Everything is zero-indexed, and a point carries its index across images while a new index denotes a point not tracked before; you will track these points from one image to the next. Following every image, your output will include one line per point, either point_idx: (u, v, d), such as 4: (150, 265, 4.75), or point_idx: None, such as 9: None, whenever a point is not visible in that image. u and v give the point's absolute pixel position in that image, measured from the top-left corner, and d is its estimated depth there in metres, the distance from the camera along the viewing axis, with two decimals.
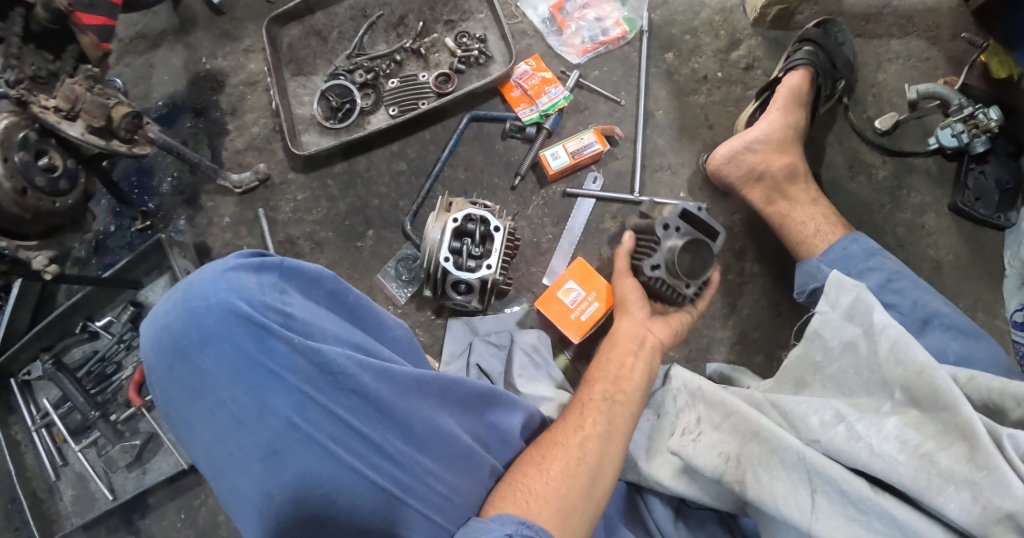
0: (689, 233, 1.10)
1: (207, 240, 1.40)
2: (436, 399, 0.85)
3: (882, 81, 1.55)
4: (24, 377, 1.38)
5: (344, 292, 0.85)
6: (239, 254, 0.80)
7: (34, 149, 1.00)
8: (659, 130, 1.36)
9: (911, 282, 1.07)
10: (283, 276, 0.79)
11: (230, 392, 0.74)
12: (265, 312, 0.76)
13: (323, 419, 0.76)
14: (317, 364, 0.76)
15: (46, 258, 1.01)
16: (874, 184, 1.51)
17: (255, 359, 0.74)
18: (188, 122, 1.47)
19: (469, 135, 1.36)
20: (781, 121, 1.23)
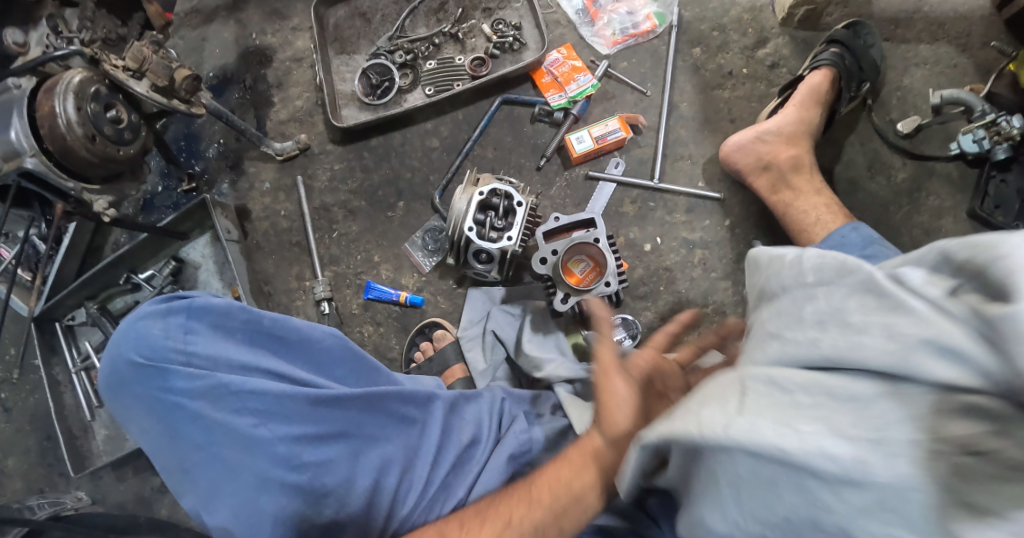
0: (563, 242, 1.16)
1: (247, 203, 1.49)
2: (352, 413, 0.98)
3: (907, 85, 1.58)
4: (69, 321, 1.48)
5: (258, 319, 0.99)
6: (159, 300, 0.98)
7: (104, 102, 1.14)
8: (682, 122, 1.41)
9: None
10: (189, 317, 0.96)
11: (150, 423, 0.95)
12: (169, 354, 0.95)
13: (228, 439, 0.93)
14: (218, 393, 0.94)
15: (105, 203, 1.18)
16: (892, 186, 1.54)
17: (163, 395, 0.94)
18: (236, 93, 1.56)
19: (499, 117, 1.42)
20: (796, 116, 1.29)
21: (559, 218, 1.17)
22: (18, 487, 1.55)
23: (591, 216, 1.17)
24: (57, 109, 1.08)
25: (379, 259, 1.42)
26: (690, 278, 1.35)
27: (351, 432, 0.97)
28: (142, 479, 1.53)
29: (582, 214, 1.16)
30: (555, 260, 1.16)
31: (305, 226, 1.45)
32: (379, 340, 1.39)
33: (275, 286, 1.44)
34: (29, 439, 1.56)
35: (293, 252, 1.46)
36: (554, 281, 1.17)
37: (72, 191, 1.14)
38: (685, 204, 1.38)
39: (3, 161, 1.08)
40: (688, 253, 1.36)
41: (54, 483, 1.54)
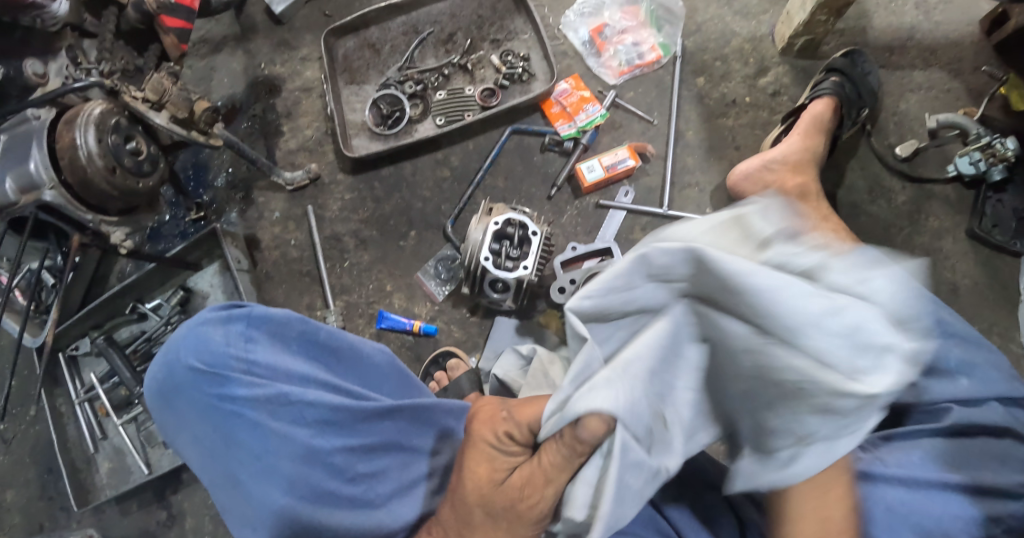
0: (580, 272, 1.17)
1: (257, 232, 1.51)
2: (403, 425, 0.97)
3: (904, 110, 1.62)
4: (72, 351, 1.47)
5: (314, 331, 0.98)
6: (216, 307, 0.98)
7: (124, 133, 1.15)
8: (688, 150, 1.43)
9: None
10: (248, 325, 0.96)
11: (205, 430, 0.94)
12: (228, 362, 0.94)
13: (286, 449, 0.92)
14: (279, 403, 0.93)
15: (122, 234, 1.19)
16: (893, 209, 1.57)
17: (220, 401, 0.93)
18: (245, 122, 1.59)
19: (509, 146, 1.43)
20: (800, 145, 1.32)
21: (577, 247, 1.20)
22: (19, 521, 1.53)
23: (608, 245, 1.19)
24: (78, 140, 1.08)
25: (391, 288, 1.43)
26: None
27: (403, 443, 0.96)
28: (148, 512, 1.51)
29: (599, 243, 1.19)
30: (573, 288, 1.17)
31: (316, 255, 1.46)
32: None
33: None
34: (30, 471, 1.54)
35: (304, 281, 1.47)
36: None
37: (90, 223, 1.14)
38: None
39: (20, 192, 1.08)
40: None
41: (55, 516, 1.52)
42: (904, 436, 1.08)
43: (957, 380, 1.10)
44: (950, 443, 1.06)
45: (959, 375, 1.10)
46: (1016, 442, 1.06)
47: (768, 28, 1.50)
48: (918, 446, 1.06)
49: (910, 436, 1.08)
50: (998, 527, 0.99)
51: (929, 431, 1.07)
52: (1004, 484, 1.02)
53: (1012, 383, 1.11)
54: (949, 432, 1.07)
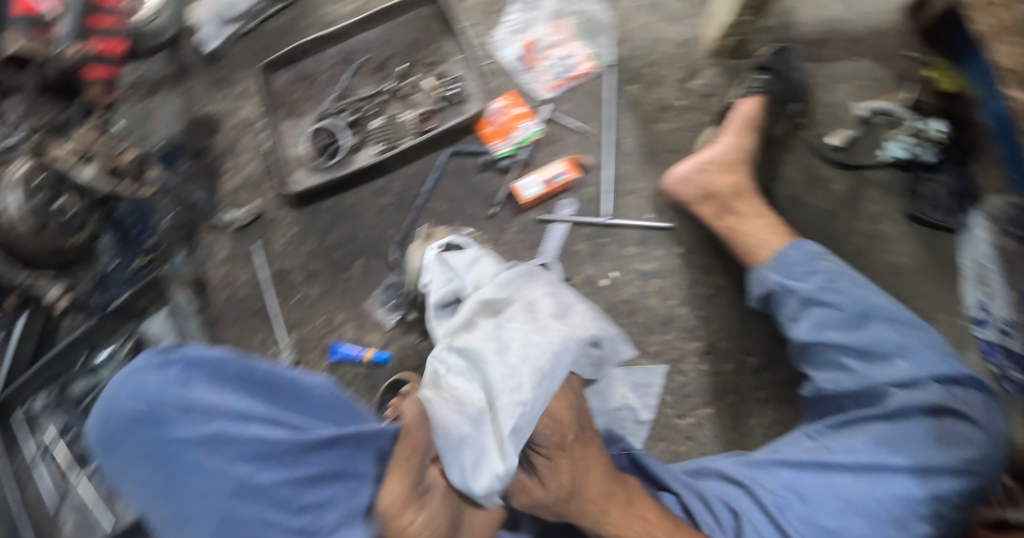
0: None
1: (205, 273, 1.52)
2: (351, 455, 0.84)
3: (834, 101, 1.67)
4: (26, 410, 1.37)
5: (251, 366, 0.85)
6: (152, 349, 0.81)
7: (52, 191, 1.16)
8: (625, 157, 1.45)
9: (850, 280, 1.21)
10: (187, 365, 0.80)
11: (150, 480, 0.75)
12: (164, 403, 0.76)
13: (231, 492, 0.75)
14: (223, 440, 0.76)
15: None
16: (831, 198, 1.61)
17: (160, 446, 0.75)
18: (186, 163, 1.58)
19: (448, 169, 1.45)
20: (733, 144, 1.35)
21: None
22: None
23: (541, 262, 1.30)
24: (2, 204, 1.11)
25: (341, 319, 1.43)
26: (648, 308, 1.40)
27: (356, 475, 0.83)
28: None
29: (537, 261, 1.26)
30: None
31: (266, 292, 1.46)
32: None
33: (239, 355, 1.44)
34: None
35: (255, 319, 1.46)
36: None
37: None
38: (637, 237, 1.42)
39: None
40: (644, 284, 1.40)
41: None
42: (854, 424, 1.15)
43: (895, 362, 1.13)
44: (893, 426, 1.11)
45: (896, 358, 1.13)
46: (956, 418, 1.09)
47: (696, 31, 1.52)
48: (863, 432, 1.12)
49: (856, 423, 1.14)
50: (940, 504, 1.05)
51: (871, 417, 1.13)
52: (946, 462, 1.06)
53: (950, 361, 1.12)
54: (890, 416, 1.12)
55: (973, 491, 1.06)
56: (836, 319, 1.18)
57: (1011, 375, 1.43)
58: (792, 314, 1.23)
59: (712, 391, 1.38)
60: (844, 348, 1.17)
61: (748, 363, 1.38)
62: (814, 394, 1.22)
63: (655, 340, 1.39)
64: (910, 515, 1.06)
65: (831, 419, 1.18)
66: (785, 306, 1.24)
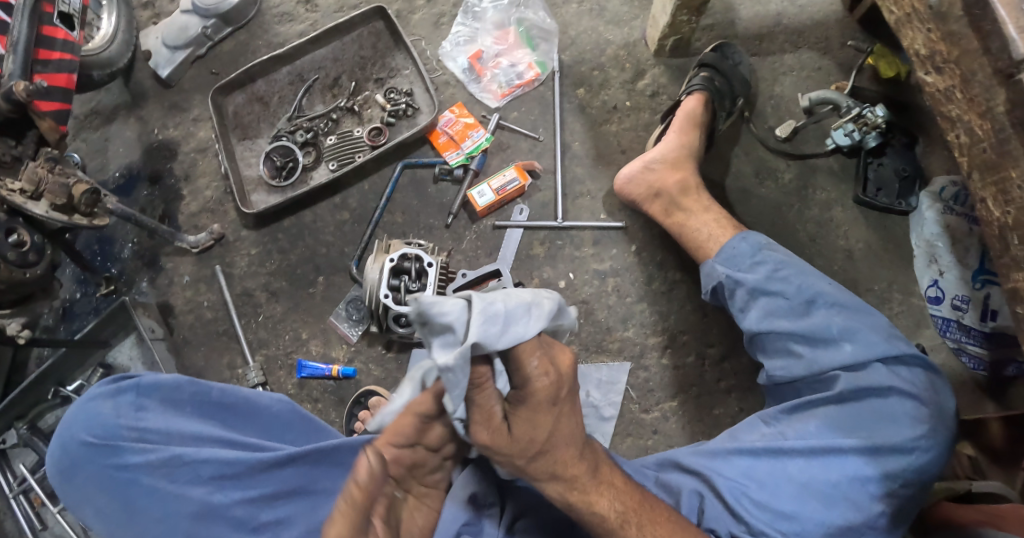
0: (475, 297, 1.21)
1: (170, 299, 1.51)
2: (305, 470, 1.03)
3: (779, 93, 1.71)
4: None
5: (207, 391, 1.04)
6: (106, 380, 1.04)
7: (4, 228, 1.16)
8: (577, 160, 1.49)
9: (796, 269, 1.24)
10: (138, 394, 1.02)
11: (105, 500, 0.98)
12: (120, 431, 0.99)
13: (183, 508, 0.97)
14: (174, 466, 0.98)
15: (18, 325, 1.23)
16: (781, 188, 1.66)
17: (116, 472, 0.97)
18: (145, 190, 1.59)
19: (403, 181, 1.47)
20: (676, 142, 1.39)
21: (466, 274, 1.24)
22: None
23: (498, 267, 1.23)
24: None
25: (306, 336, 1.44)
26: (606, 307, 1.43)
27: (307, 487, 1.02)
28: None
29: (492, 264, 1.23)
30: None
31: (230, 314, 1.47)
32: (318, 415, 1.41)
33: (208, 378, 1.45)
34: None
35: (222, 341, 1.47)
36: None
37: None
38: (591, 237, 1.45)
39: None
40: (601, 283, 1.44)
41: None
42: (805, 407, 1.18)
43: (841, 345, 1.17)
44: (843, 409, 1.15)
45: (842, 341, 1.17)
46: (901, 397, 1.13)
47: (640, 33, 1.55)
48: (813, 417, 1.16)
49: (807, 407, 1.18)
50: (892, 483, 1.10)
51: (822, 401, 1.17)
52: (894, 441, 1.10)
53: (893, 342, 1.16)
54: (839, 398, 1.15)
55: (924, 468, 1.10)
56: (782, 308, 1.22)
57: (970, 350, 1.51)
58: (741, 305, 1.27)
59: (675, 384, 1.42)
60: (792, 335, 1.20)
61: (708, 355, 1.42)
62: (768, 382, 1.26)
63: (615, 337, 1.43)
64: (863, 495, 1.10)
65: (785, 404, 1.21)
66: (734, 297, 1.27)
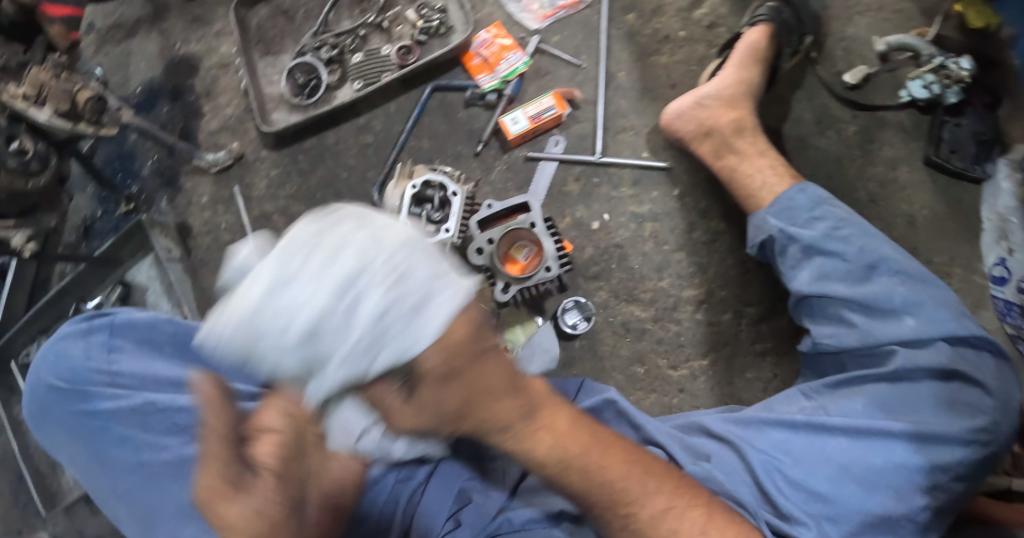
0: (498, 230, 1.11)
1: (188, 220, 1.45)
2: None
3: (852, 34, 1.53)
4: (24, 359, 1.35)
5: (182, 332, 1.00)
6: (82, 321, 1.01)
7: (5, 135, 1.12)
8: (621, 92, 1.36)
9: (858, 229, 1.12)
10: (112, 335, 0.99)
11: (77, 449, 0.96)
12: (91, 375, 0.96)
13: (154, 456, 0.93)
14: (143, 412, 0.95)
15: (24, 237, 1.21)
16: (843, 140, 1.50)
17: (85, 418, 0.95)
18: (166, 106, 1.52)
19: (432, 105, 1.36)
20: (734, 77, 1.25)
21: (492, 205, 1.13)
22: None
23: (527, 199, 1.12)
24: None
25: None
26: (642, 253, 1.33)
27: None
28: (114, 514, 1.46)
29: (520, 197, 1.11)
30: (491, 249, 1.11)
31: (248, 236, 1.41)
32: None
33: None
34: None
35: None
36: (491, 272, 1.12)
37: None
38: (630, 177, 1.34)
39: None
40: (638, 228, 1.33)
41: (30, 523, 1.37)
42: (851, 384, 1.07)
43: (902, 319, 1.05)
44: (895, 388, 1.03)
45: (903, 314, 1.05)
46: (962, 384, 1.01)
47: None
48: (861, 394, 1.04)
49: (854, 384, 1.06)
50: (941, 475, 0.97)
51: (873, 378, 1.05)
52: (946, 430, 0.98)
53: (961, 321, 1.04)
54: (893, 376, 1.04)
55: (980, 462, 0.98)
56: (839, 271, 1.10)
57: None
58: (792, 263, 1.15)
59: (709, 342, 1.31)
60: (847, 301, 1.09)
61: (747, 314, 1.31)
62: (811, 349, 1.15)
63: (648, 287, 1.32)
64: (907, 484, 0.97)
65: (829, 379, 1.10)
66: (784, 254, 1.16)
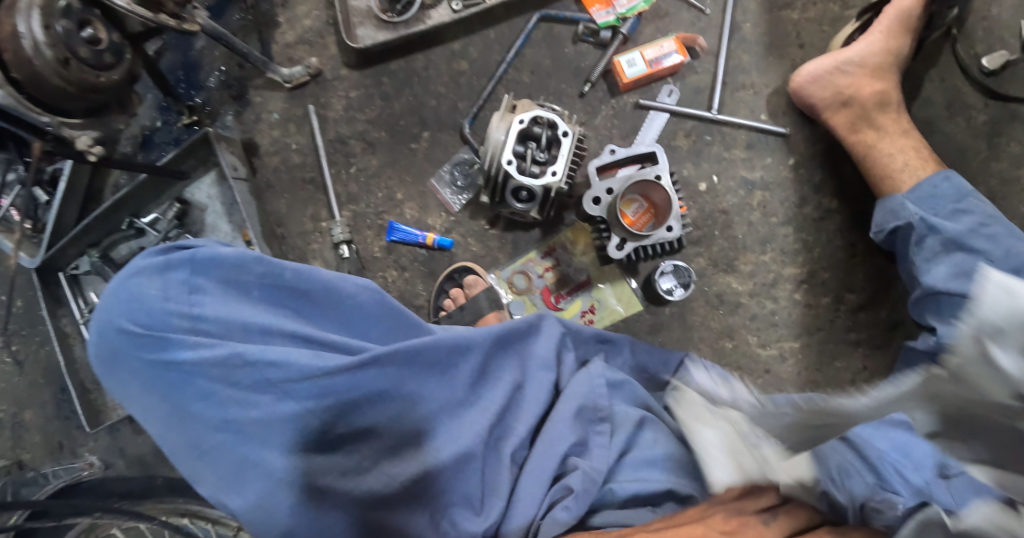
0: (620, 180, 1.00)
1: (255, 137, 1.31)
2: (390, 371, 0.79)
3: (995, 15, 1.31)
4: (73, 270, 1.26)
5: (277, 273, 0.80)
6: (157, 251, 0.80)
7: (77, 19, 0.92)
8: (744, 46, 1.24)
9: (1006, 230, 0.98)
10: (195, 272, 0.78)
11: (150, 402, 0.77)
12: (170, 319, 0.77)
13: (245, 414, 0.75)
14: (231, 365, 0.75)
15: (89, 138, 0.98)
16: (971, 129, 1.31)
17: (166, 366, 0.76)
18: (237, 14, 1.30)
19: (537, 36, 1.25)
20: (882, 45, 1.12)
21: (615, 151, 1.03)
22: (37, 442, 1.32)
23: (652, 150, 1.02)
24: (21, 28, 0.86)
25: (402, 197, 1.26)
26: (747, 223, 1.22)
27: (392, 393, 0.79)
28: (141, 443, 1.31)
29: (645, 146, 1.02)
30: (611, 201, 1.00)
31: (320, 160, 1.28)
32: (404, 286, 1.25)
33: (290, 228, 1.28)
34: (43, 392, 1.32)
35: (307, 190, 1.29)
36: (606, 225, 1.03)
37: (49, 127, 0.94)
38: (745, 139, 1.23)
39: None
40: (747, 195, 1.22)
41: (72, 437, 1.31)
42: None
43: None
44: None
45: None
46: None
47: None
48: None
49: None
50: None
51: None
52: None
53: None
54: None
55: None
56: None
57: None
58: (927, 255, 1.01)
59: (803, 324, 1.21)
60: None
61: (847, 301, 1.21)
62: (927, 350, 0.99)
63: (748, 260, 1.21)
64: None
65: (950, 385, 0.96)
66: (920, 245, 1.01)
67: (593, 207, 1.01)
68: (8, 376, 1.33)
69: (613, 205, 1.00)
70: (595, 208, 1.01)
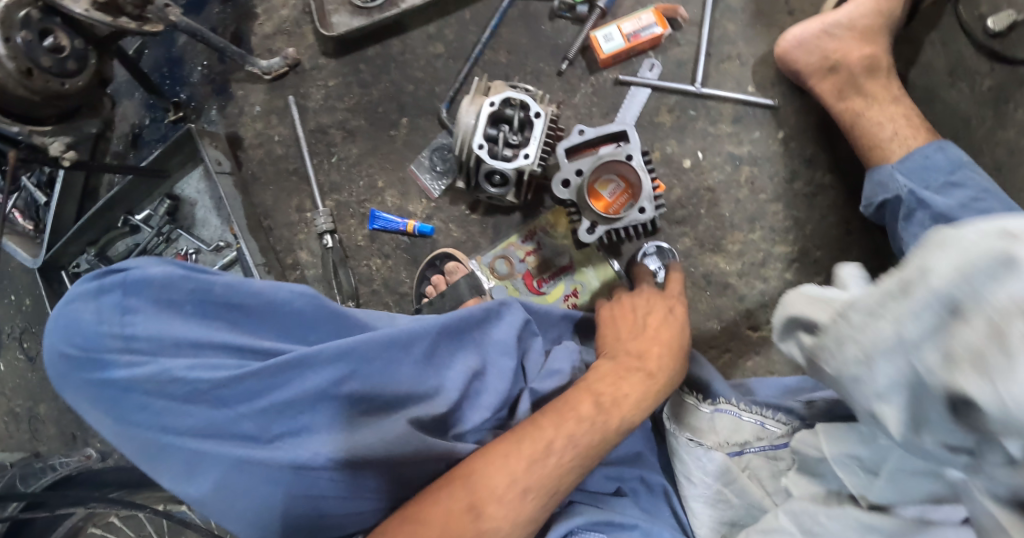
0: (589, 161, 0.98)
1: (238, 130, 1.30)
2: (328, 372, 0.77)
3: None
4: (75, 269, 1.28)
5: (207, 288, 0.78)
6: (89, 275, 0.78)
7: (38, 29, 0.92)
8: (730, 15, 1.19)
9: (1001, 202, 0.93)
10: (123, 293, 0.76)
11: (97, 418, 0.76)
12: (103, 340, 0.75)
13: (185, 424, 0.74)
14: (165, 381, 0.74)
15: (62, 145, 0.99)
16: (977, 96, 1.24)
17: (103, 384, 0.75)
18: (216, 8, 1.30)
19: (513, 15, 1.22)
20: (872, 5, 1.07)
21: (584, 131, 1.00)
22: (52, 434, 1.36)
23: (623, 128, 0.99)
24: None
25: (383, 185, 1.26)
26: (735, 200, 1.18)
27: (333, 394, 0.77)
28: None
29: (615, 124, 0.99)
30: (581, 182, 0.98)
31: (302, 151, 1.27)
32: (389, 274, 1.25)
33: (276, 220, 1.28)
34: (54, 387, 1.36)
35: (292, 181, 1.29)
36: (577, 208, 1.01)
37: (20, 136, 0.94)
38: (731, 113, 1.18)
39: None
40: (734, 171, 1.18)
41: (83, 427, 1.35)
42: None
43: None
44: None
45: None
46: None
47: None
48: None
49: None
50: None
51: None
52: None
53: None
54: None
55: None
56: None
57: None
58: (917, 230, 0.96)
59: None
60: None
61: None
62: None
63: (736, 239, 1.18)
64: None
65: None
66: (909, 220, 0.97)
67: (563, 190, 0.99)
68: (21, 372, 1.37)
69: (582, 187, 0.98)
70: (565, 192, 0.99)
